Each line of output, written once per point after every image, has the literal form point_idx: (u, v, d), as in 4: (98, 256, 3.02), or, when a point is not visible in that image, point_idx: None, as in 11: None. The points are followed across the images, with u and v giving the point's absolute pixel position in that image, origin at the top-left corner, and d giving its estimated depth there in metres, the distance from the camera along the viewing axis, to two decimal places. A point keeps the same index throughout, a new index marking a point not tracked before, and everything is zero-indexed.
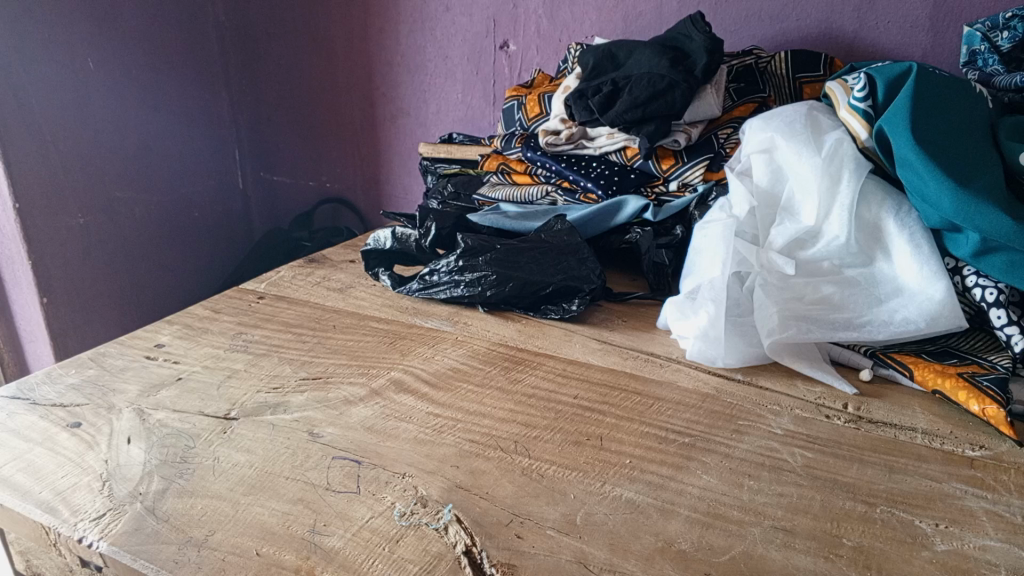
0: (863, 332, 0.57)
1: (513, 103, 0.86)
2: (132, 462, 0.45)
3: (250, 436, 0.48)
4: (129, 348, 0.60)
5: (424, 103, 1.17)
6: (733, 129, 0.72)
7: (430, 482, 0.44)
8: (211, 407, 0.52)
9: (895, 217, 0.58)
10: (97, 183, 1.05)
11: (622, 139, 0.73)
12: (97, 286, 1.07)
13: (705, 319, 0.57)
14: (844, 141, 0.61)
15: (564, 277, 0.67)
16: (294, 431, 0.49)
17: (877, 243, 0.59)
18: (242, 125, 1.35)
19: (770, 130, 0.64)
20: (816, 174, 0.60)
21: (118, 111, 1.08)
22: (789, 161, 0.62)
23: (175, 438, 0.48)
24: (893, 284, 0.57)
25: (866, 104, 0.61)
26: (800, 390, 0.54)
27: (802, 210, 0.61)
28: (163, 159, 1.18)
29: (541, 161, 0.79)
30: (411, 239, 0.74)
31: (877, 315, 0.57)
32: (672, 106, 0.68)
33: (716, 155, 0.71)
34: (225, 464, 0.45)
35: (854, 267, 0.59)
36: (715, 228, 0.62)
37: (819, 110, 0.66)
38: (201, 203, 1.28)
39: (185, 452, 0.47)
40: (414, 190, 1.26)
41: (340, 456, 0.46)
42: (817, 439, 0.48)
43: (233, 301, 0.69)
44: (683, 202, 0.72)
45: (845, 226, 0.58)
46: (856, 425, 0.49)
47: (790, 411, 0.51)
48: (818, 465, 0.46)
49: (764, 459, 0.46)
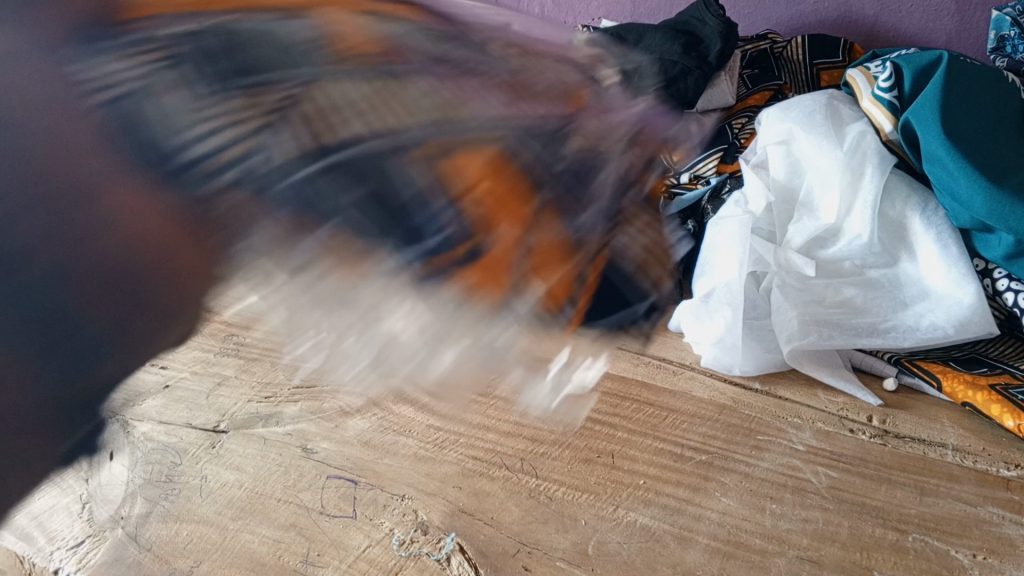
0: (889, 338, 0.54)
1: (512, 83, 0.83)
2: (115, 482, 0.44)
3: (239, 452, 0.46)
4: None
5: None
6: (746, 119, 0.68)
7: (431, 506, 0.41)
8: (199, 419, 0.48)
9: (923, 216, 0.55)
10: None
11: None
12: None
13: (722, 325, 0.54)
14: (866, 134, 0.58)
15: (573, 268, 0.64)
16: (286, 446, 0.46)
17: (902, 243, 0.55)
18: None
19: (789, 122, 0.61)
20: (838, 168, 0.57)
21: None
22: (808, 154, 0.59)
23: (160, 454, 0.46)
24: (919, 287, 0.54)
25: (892, 95, 0.58)
26: (822, 401, 0.51)
27: (822, 206, 0.58)
28: None
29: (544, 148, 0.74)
30: None
31: (902, 320, 0.54)
32: (683, 96, 0.70)
33: (730, 146, 0.66)
34: (213, 484, 0.44)
35: (876, 267, 0.56)
36: (729, 230, 0.59)
37: (839, 100, 0.62)
38: None
39: (170, 471, 0.45)
40: None
41: (336, 475, 0.44)
42: (842, 457, 0.45)
43: None
44: (695, 195, 0.66)
45: (869, 223, 0.55)
46: (882, 441, 0.47)
47: (811, 425, 0.48)
48: (843, 485, 0.43)
49: (787, 480, 0.43)
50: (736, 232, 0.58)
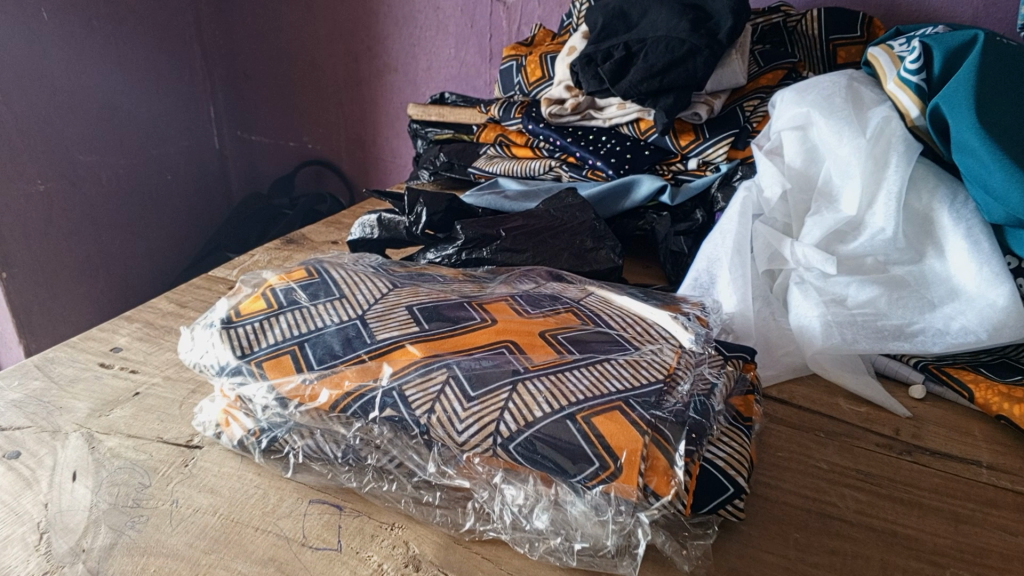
0: (915, 343, 0.50)
1: (511, 63, 0.79)
2: (78, 507, 0.40)
3: (215, 471, 0.43)
4: (83, 353, 0.54)
5: (414, 59, 1.08)
6: (759, 101, 0.64)
7: (423, 537, 0.38)
8: (171, 432, 0.46)
9: (950, 209, 0.51)
10: (55, 147, 0.99)
11: (634, 110, 0.66)
12: (60, 257, 1.03)
13: (731, 302, 0.53)
14: (891, 119, 0.54)
15: (589, 268, 0.57)
16: (266, 466, 0.43)
17: (928, 237, 0.52)
18: (215, 81, 1.29)
19: (805, 105, 0.57)
20: (859, 157, 0.53)
21: (75, 70, 1.01)
22: (827, 141, 0.55)
23: (128, 472, 0.43)
24: (948, 286, 0.50)
25: (920, 77, 0.53)
26: (843, 409, 0.47)
27: (843, 198, 0.54)
28: (131, 119, 1.12)
29: (543, 135, 0.72)
30: (400, 226, 0.60)
31: (930, 322, 0.50)
32: (693, 77, 0.60)
33: (741, 131, 0.63)
34: (184, 509, 0.40)
35: (900, 264, 0.52)
36: (729, 236, 0.56)
37: (860, 82, 0.58)
38: (173, 166, 1.23)
39: (139, 495, 0.41)
40: (403, 153, 1.19)
41: (318, 500, 0.41)
42: (867, 477, 0.42)
43: (200, 292, 0.62)
44: (704, 181, 0.64)
45: (893, 217, 0.51)
46: (912, 457, 0.43)
47: (834, 438, 0.45)
48: (870, 510, 0.39)
49: (810, 505, 0.40)
50: (737, 239, 0.56)
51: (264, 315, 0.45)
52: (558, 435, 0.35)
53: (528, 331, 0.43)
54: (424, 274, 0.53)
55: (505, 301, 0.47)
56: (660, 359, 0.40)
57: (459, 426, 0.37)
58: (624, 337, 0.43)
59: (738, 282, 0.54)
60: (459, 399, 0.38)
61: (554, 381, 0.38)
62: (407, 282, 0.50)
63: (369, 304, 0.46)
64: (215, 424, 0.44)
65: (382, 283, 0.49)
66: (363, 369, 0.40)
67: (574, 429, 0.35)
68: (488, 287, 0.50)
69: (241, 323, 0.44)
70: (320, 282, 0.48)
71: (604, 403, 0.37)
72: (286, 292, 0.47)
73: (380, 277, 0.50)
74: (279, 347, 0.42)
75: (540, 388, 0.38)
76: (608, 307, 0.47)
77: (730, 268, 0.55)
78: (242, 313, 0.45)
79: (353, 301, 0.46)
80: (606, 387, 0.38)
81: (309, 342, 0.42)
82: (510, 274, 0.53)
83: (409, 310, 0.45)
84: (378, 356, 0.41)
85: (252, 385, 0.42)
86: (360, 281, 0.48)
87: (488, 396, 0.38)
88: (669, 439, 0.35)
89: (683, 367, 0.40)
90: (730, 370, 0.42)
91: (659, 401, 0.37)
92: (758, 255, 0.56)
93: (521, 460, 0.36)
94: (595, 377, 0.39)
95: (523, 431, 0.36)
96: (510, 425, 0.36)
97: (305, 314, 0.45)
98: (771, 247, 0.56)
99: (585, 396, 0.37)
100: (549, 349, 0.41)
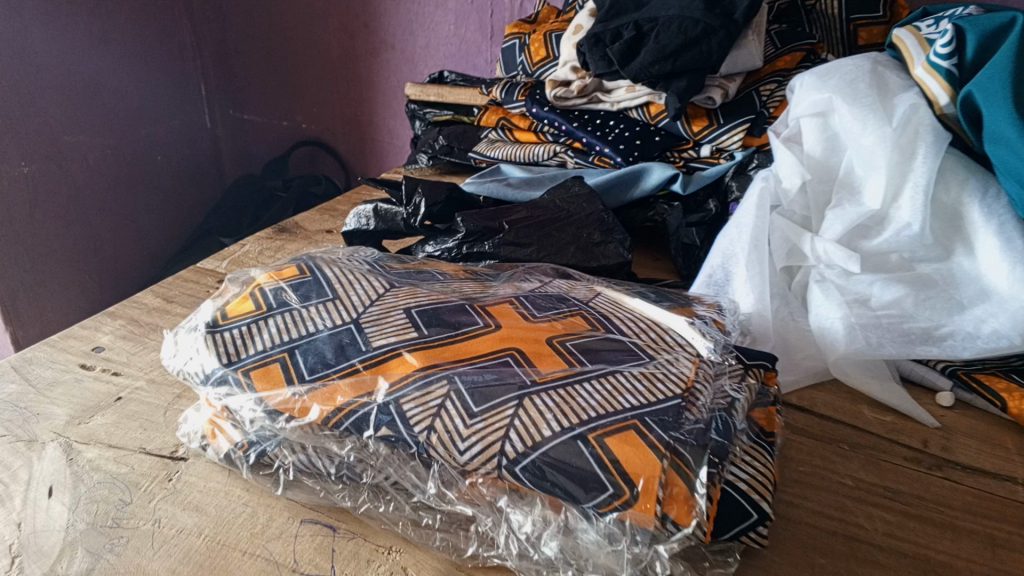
0: (944, 348, 0.47)
1: (513, 42, 0.75)
2: (54, 527, 0.38)
3: (200, 487, 0.40)
4: (63, 353, 0.51)
5: (411, 36, 1.04)
6: (776, 85, 0.61)
7: (422, 563, 0.36)
8: (154, 442, 0.43)
9: (981, 203, 0.47)
10: (38, 127, 0.95)
11: (644, 93, 0.62)
12: (46, 241, 1.00)
13: (748, 301, 0.51)
14: (920, 107, 0.50)
15: (597, 263, 0.54)
16: (255, 482, 0.40)
17: (957, 232, 0.48)
18: (206, 57, 1.24)
19: (827, 91, 0.53)
20: (885, 147, 0.50)
21: (59, 47, 0.97)
22: (849, 129, 0.52)
23: (108, 488, 0.40)
24: (978, 285, 0.47)
25: (951, 63, 0.49)
26: (867, 419, 0.45)
27: (866, 190, 0.51)
28: (118, 97, 1.08)
29: (548, 119, 0.69)
30: (397, 217, 0.57)
31: (959, 325, 0.47)
32: (707, 59, 0.57)
33: (758, 116, 0.60)
34: (167, 530, 0.37)
35: (927, 262, 0.49)
36: (745, 230, 0.54)
37: (886, 66, 0.55)
38: (163, 146, 1.19)
39: (118, 513, 0.38)
40: (401, 133, 1.15)
41: (310, 520, 0.38)
42: (896, 495, 0.39)
43: (187, 286, 0.59)
44: (718, 170, 0.61)
45: (920, 212, 0.47)
46: (942, 473, 0.41)
47: (860, 452, 0.42)
48: (899, 532, 0.37)
49: (836, 526, 0.37)
50: (754, 233, 0.53)
51: (252, 318, 0.42)
52: (568, 458, 0.33)
53: (534, 338, 0.40)
54: (422, 271, 0.50)
55: (508, 303, 0.44)
56: (677, 372, 0.38)
57: (461, 445, 0.34)
58: (638, 345, 0.40)
59: (755, 280, 0.51)
60: (460, 415, 0.35)
61: (563, 396, 0.36)
62: (404, 282, 0.47)
63: (364, 306, 0.43)
64: (201, 435, 0.42)
65: (378, 282, 0.46)
66: (358, 382, 0.37)
67: (586, 452, 0.33)
68: (491, 287, 0.47)
69: (227, 327, 0.41)
70: (312, 281, 0.45)
71: (618, 422, 0.34)
72: (276, 292, 0.44)
73: (375, 276, 0.47)
74: (267, 354, 0.39)
75: (549, 403, 0.35)
76: (619, 309, 0.44)
77: (746, 265, 0.52)
78: (228, 316, 0.42)
79: (347, 303, 0.43)
80: (618, 403, 0.35)
81: (300, 348, 0.40)
82: (515, 272, 0.50)
83: (407, 314, 0.42)
84: (374, 365, 0.38)
85: (238, 396, 0.39)
86: (354, 280, 0.45)
87: (493, 411, 0.35)
88: (689, 464, 0.32)
89: (702, 380, 0.37)
90: (750, 382, 0.40)
91: (677, 420, 0.34)
92: (776, 251, 0.53)
93: (527, 482, 0.33)
94: (607, 392, 0.36)
95: (529, 453, 0.33)
96: (517, 445, 0.33)
97: (296, 317, 0.42)
98: (789, 241, 0.53)
99: (597, 413, 0.34)
100: (557, 358, 0.38)
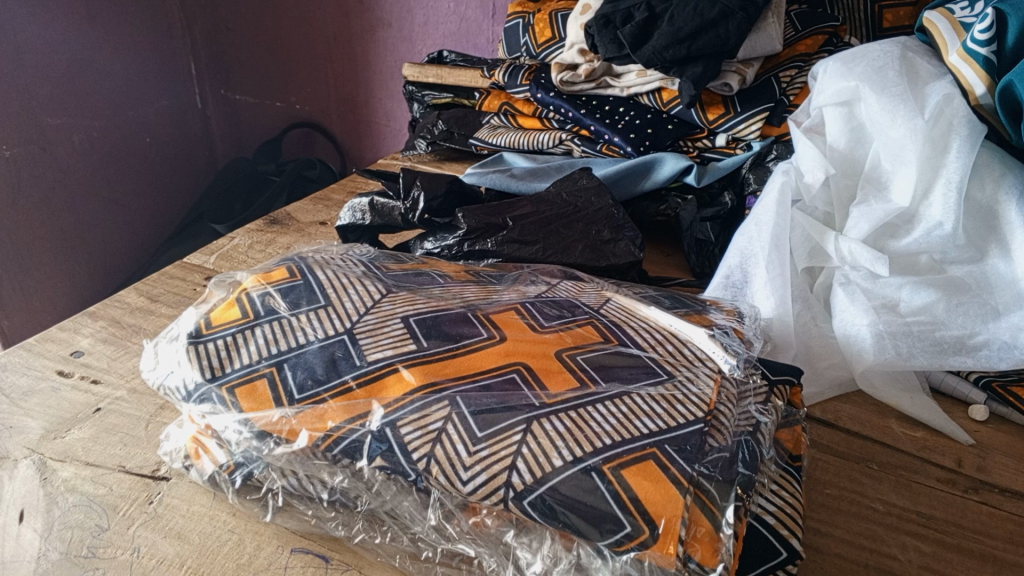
0: (978, 358, 0.44)
1: (517, 21, 0.71)
2: (24, 557, 0.35)
3: (183, 511, 0.38)
4: (39, 359, 0.48)
5: (409, 14, 1.00)
6: (797, 71, 0.57)
7: None
8: (134, 460, 0.40)
9: (1019, 201, 0.44)
10: (20, 110, 0.92)
11: (656, 79, 0.59)
12: (30, 227, 0.97)
13: (768, 305, 0.48)
14: (954, 98, 0.46)
15: (606, 263, 0.51)
16: (243, 506, 0.37)
17: (993, 233, 0.45)
18: (197, 35, 1.20)
19: (853, 79, 0.50)
20: (915, 141, 0.46)
21: (41, 25, 0.93)
22: (876, 120, 0.48)
23: (84, 511, 0.37)
24: (1014, 291, 0.44)
25: (989, 50, 0.45)
26: (895, 436, 0.42)
27: (894, 186, 0.47)
28: (104, 77, 1.04)
29: (554, 104, 0.66)
30: (394, 212, 0.54)
31: (995, 334, 0.44)
32: (724, 43, 0.53)
33: (777, 104, 0.57)
34: (147, 561, 0.34)
35: (960, 264, 0.46)
36: (765, 228, 0.50)
37: (915, 52, 0.51)
38: (152, 127, 1.16)
39: (94, 540, 0.36)
40: (398, 115, 1.11)
41: (301, 549, 0.36)
42: (930, 521, 0.36)
43: (173, 284, 0.56)
44: (735, 160, 0.58)
45: (953, 210, 0.44)
46: (978, 496, 0.38)
47: (890, 474, 0.39)
48: (935, 565, 0.34)
49: (867, 558, 0.34)
50: (774, 231, 0.50)
51: (238, 327, 0.39)
52: (581, 495, 0.30)
53: (543, 353, 0.37)
54: (421, 273, 0.47)
55: (514, 311, 0.41)
56: (698, 392, 0.35)
57: (464, 476, 0.31)
58: (655, 360, 0.37)
59: (776, 282, 0.48)
60: (463, 440, 0.32)
61: (575, 420, 0.33)
62: (403, 286, 0.44)
63: (359, 315, 0.39)
64: (184, 454, 0.39)
65: (374, 286, 0.42)
66: (351, 404, 0.34)
67: (601, 488, 0.30)
68: (495, 292, 0.44)
69: (211, 338, 0.38)
70: (303, 285, 0.42)
71: (634, 451, 0.31)
72: (263, 298, 0.41)
73: (371, 279, 0.43)
74: (253, 369, 0.37)
75: (559, 429, 0.32)
76: (632, 317, 0.42)
77: (767, 267, 0.49)
78: (213, 325, 0.39)
79: (340, 311, 0.40)
80: (635, 429, 0.32)
81: (288, 363, 0.37)
82: (519, 275, 0.47)
83: (405, 323, 0.39)
84: (368, 383, 0.35)
85: (222, 414, 0.36)
86: (348, 284, 0.42)
87: (498, 438, 0.32)
88: (715, 500, 0.30)
89: (726, 402, 0.34)
90: (775, 401, 0.37)
91: (701, 447, 0.31)
92: (797, 251, 0.50)
93: (536, 518, 0.30)
94: (623, 415, 0.33)
95: (537, 487, 0.30)
96: (525, 476, 0.31)
97: (285, 327, 0.39)
98: (811, 240, 0.50)
99: (612, 440, 0.31)
100: (567, 375, 0.36)
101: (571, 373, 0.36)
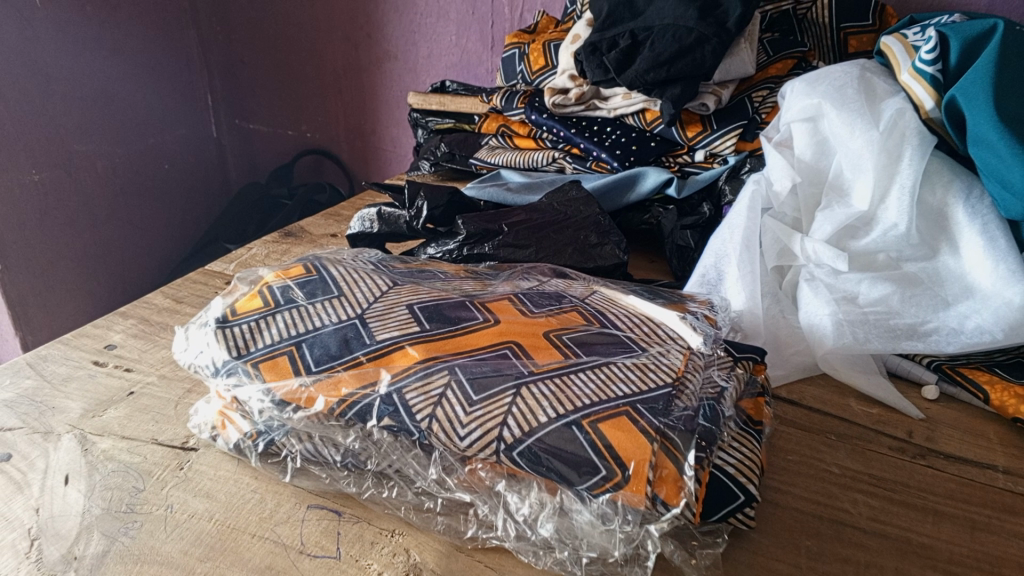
0: (929, 343, 0.49)
1: (513, 51, 0.78)
2: (70, 512, 0.39)
3: (211, 474, 0.42)
4: (76, 351, 0.53)
5: (414, 46, 1.06)
6: (767, 91, 0.63)
7: (424, 544, 0.38)
8: (166, 434, 0.45)
9: (965, 204, 0.48)
10: (48, 136, 0.98)
11: (640, 101, 0.64)
12: (55, 247, 1.02)
13: (739, 300, 0.53)
14: (906, 111, 0.51)
15: (593, 264, 0.56)
16: (264, 470, 0.42)
17: (943, 232, 0.49)
18: (213, 69, 1.27)
19: (817, 96, 0.55)
20: (872, 150, 0.51)
21: (68, 58, 0.99)
22: (838, 133, 0.53)
23: (121, 476, 0.42)
24: (962, 283, 0.48)
25: (935, 68, 0.50)
26: (854, 411, 0.47)
27: (854, 191, 0.52)
28: (125, 107, 1.10)
29: (547, 125, 0.71)
30: (400, 220, 0.59)
31: (944, 321, 0.48)
32: (700, 66, 0.58)
33: (750, 121, 0.62)
34: (179, 515, 0.39)
35: (914, 261, 0.50)
36: (737, 232, 0.55)
37: (872, 72, 0.56)
38: (170, 155, 1.22)
39: (132, 499, 0.40)
40: (404, 142, 1.17)
41: (316, 505, 0.40)
42: (882, 482, 0.41)
43: (196, 288, 0.61)
44: (712, 174, 0.63)
45: (906, 212, 0.49)
46: (925, 461, 0.42)
47: (847, 443, 0.44)
48: (883, 517, 0.38)
49: (821, 511, 0.38)
50: (746, 235, 0.55)
51: (260, 313, 0.43)
52: (563, 444, 0.34)
53: (531, 332, 0.42)
54: (424, 270, 0.51)
55: (507, 300, 0.46)
56: (668, 362, 0.39)
57: (461, 432, 0.35)
58: (631, 338, 0.42)
59: (747, 279, 0.53)
60: (460, 403, 0.36)
61: (559, 384, 0.37)
62: (407, 280, 0.48)
63: (368, 303, 0.44)
64: (211, 426, 0.43)
65: (382, 280, 0.47)
66: (361, 373, 0.39)
67: (580, 438, 0.34)
68: (490, 285, 0.49)
69: (237, 323, 0.43)
70: (318, 279, 0.47)
71: (609, 408, 0.35)
72: (283, 289, 0.46)
73: (379, 275, 0.48)
74: (275, 348, 0.41)
75: (546, 392, 0.37)
76: (613, 306, 0.46)
77: (741, 266, 0.53)
78: (237, 312, 0.44)
79: (352, 300, 0.44)
80: (612, 391, 0.36)
81: (306, 342, 0.41)
82: (513, 272, 0.52)
83: (410, 309, 0.44)
84: (377, 357, 0.39)
85: (247, 387, 0.41)
86: (359, 278, 0.47)
87: (491, 400, 0.36)
88: (679, 447, 0.34)
89: (692, 370, 0.39)
90: (738, 373, 0.42)
91: (667, 407, 0.36)
92: (767, 252, 0.55)
93: (524, 465, 0.35)
94: (601, 381, 0.37)
95: (525, 438, 0.35)
96: (514, 431, 0.35)
97: (302, 313, 0.43)
98: (780, 242, 0.55)
99: (590, 400, 0.36)
100: (553, 349, 0.40)
101: (557, 347, 0.40)
